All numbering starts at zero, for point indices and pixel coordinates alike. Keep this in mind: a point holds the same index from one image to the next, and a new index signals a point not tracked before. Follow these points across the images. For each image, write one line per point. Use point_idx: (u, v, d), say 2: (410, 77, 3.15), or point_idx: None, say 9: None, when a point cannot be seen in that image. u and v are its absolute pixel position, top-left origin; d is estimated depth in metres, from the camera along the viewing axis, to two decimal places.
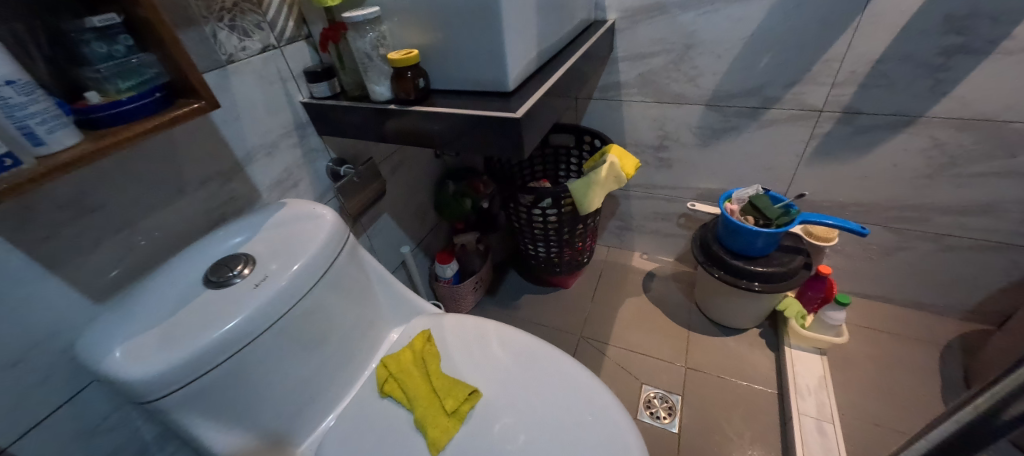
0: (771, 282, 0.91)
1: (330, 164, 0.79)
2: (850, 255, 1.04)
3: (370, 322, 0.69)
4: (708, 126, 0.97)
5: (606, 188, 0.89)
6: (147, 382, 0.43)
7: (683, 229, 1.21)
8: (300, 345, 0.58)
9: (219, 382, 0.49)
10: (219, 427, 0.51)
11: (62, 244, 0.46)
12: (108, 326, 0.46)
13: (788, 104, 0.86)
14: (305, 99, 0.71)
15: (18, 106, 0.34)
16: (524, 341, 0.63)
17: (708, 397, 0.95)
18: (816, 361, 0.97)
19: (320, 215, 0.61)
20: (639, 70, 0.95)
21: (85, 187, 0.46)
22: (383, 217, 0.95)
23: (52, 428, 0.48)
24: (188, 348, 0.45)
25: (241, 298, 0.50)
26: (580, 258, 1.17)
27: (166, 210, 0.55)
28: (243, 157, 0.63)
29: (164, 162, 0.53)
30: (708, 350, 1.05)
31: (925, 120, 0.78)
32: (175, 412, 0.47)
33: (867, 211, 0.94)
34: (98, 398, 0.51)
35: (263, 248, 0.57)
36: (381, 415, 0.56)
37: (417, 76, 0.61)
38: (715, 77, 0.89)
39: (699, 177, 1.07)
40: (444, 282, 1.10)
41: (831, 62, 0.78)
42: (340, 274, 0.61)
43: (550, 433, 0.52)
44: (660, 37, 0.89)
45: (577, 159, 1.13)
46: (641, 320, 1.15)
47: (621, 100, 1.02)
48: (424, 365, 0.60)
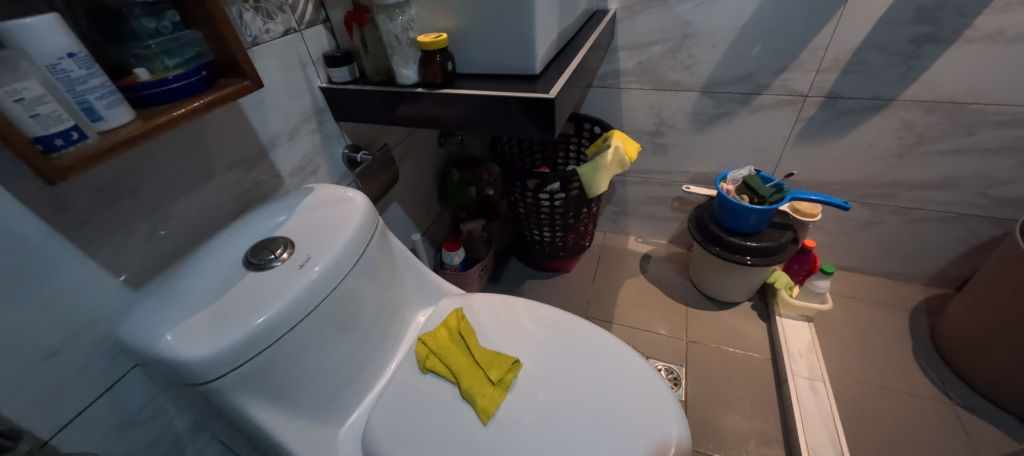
0: (763, 256, 0.98)
1: (346, 151, 0.79)
2: (829, 231, 1.14)
3: (399, 304, 0.70)
4: (703, 112, 1.03)
5: (611, 172, 0.93)
6: (205, 362, 0.43)
7: (676, 212, 1.27)
8: (341, 327, 0.58)
9: (269, 363, 0.49)
10: (269, 409, 0.51)
11: (100, 230, 0.44)
12: (153, 313, 0.46)
13: (776, 90, 0.93)
14: (323, 84, 0.71)
15: (78, 80, 0.33)
16: (555, 315, 0.67)
17: (710, 366, 1.02)
18: (803, 328, 1.06)
19: (351, 199, 0.61)
20: (638, 58, 0.99)
21: (123, 169, 0.45)
22: (394, 206, 0.95)
23: (94, 418, 0.47)
24: (242, 328, 0.45)
25: (287, 279, 0.50)
26: (582, 242, 1.21)
27: (197, 195, 0.54)
28: (268, 142, 0.63)
29: (195, 145, 0.52)
30: (706, 323, 1.13)
31: (897, 103, 0.87)
32: (229, 393, 0.46)
33: (845, 189, 1.03)
34: (135, 387, 0.50)
35: (298, 232, 0.57)
36: (426, 389, 0.59)
37: (445, 60, 0.63)
38: (710, 65, 0.94)
39: (693, 161, 1.13)
40: (452, 269, 1.10)
41: (817, 50, 0.85)
42: (373, 256, 0.62)
43: (592, 396, 0.55)
44: (658, 27, 0.93)
45: (576, 146, 1.16)
46: (641, 299, 1.21)
47: (620, 88, 1.06)
48: (462, 340, 0.63)
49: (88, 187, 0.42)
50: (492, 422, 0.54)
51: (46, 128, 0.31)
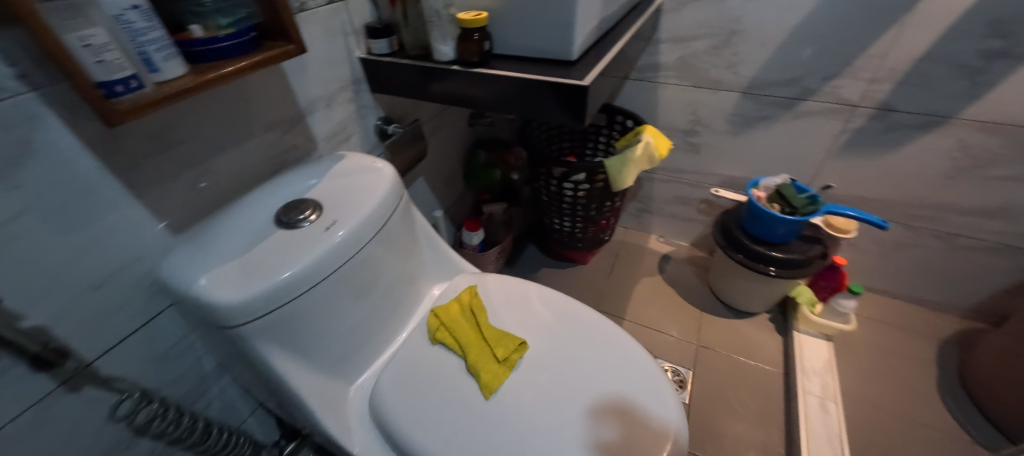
0: (787, 267, 0.95)
1: (378, 122, 0.81)
2: (863, 249, 1.09)
3: (416, 276, 0.72)
4: (742, 114, 0.99)
5: (639, 167, 0.91)
6: (234, 308, 0.46)
7: (702, 215, 1.25)
8: (359, 291, 0.60)
9: (291, 316, 0.51)
10: (288, 359, 0.54)
11: (148, 176, 0.47)
12: (191, 258, 0.49)
13: (823, 97, 0.89)
14: (363, 55, 0.72)
15: (140, 32, 0.35)
16: (565, 302, 0.68)
17: (718, 372, 1.01)
18: (821, 346, 1.03)
19: (379, 169, 0.63)
20: (680, 53, 0.96)
21: (172, 121, 0.48)
22: (419, 181, 0.97)
23: (132, 348, 0.51)
24: (268, 281, 0.48)
25: (313, 239, 0.52)
26: (602, 235, 1.21)
27: (236, 151, 0.57)
28: (305, 107, 0.65)
29: (238, 104, 0.55)
30: (719, 330, 1.11)
31: (955, 122, 0.81)
32: (252, 339, 0.49)
33: (886, 207, 0.98)
34: (170, 324, 0.54)
35: (327, 196, 0.59)
36: (435, 359, 0.62)
37: (483, 39, 0.63)
38: (755, 65, 0.91)
39: (725, 164, 1.10)
40: (470, 248, 1.12)
41: (873, 58, 0.80)
42: (395, 228, 0.64)
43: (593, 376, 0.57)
44: (705, 22, 0.90)
45: (606, 139, 1.15)
46: (656, 298, 1.20)
47: (657, 82, 1.04)
48: (473, 317, 0.65)
49: (140, 134, 0.45)
50: (494, 397, 0.56)
51: (109, 75, 0.33)
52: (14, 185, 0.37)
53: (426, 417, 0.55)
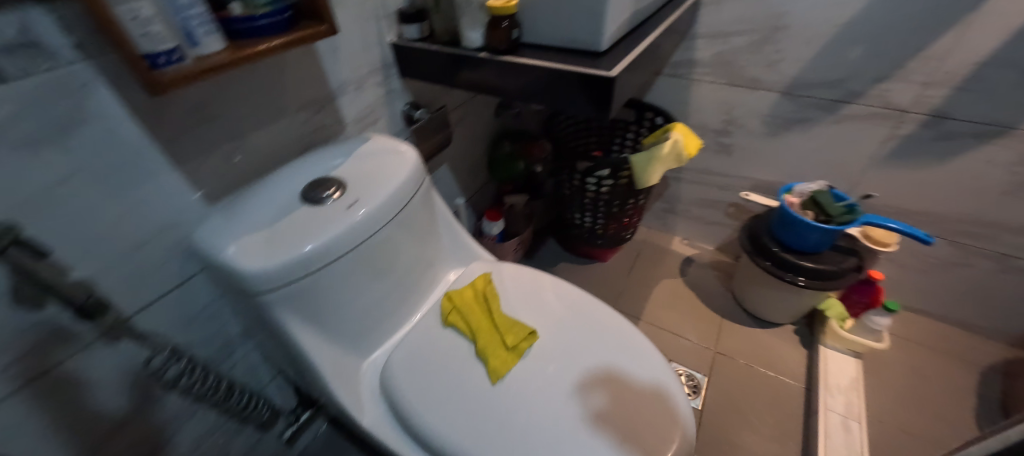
0: (818, 278, 0.91)
1: (406, 107, 0.82)
2: (904, 265, 1.02)
3: (433, 260, 0.73)
4: (779, 115, 0.95)
5: (665, 166, 0.89)
6: (258, 276, 0.48)
7: (730, 218, 1.20)
8: (377, 270, 0.62)
9: (310, 288, 0.53)
10: (305, 329, 0.56)
11: (187, 147, 0.50)
12: (222, 227, 0.52)
13: (871, 100, 0.83)
14: (394, 40, 0.73)
15: (183, 7, 0.37)
16: (579, 295, 0.68)
17: (734, 381, 0.98)
18: (849, 363, 0.98)
19: (403, 152, 0.64)
20: (717, 48, 0.93)
21: (211, 95, 0.50)
22: (442, 168, 0.99)
23: (166, 307, 0.55)
24: (290, 253, 0.50)
25: (335, 216, 0.54)
26: (623, 233, 1.18)
27: (269, 128, 0.59)
28: (336, 88, 0.67)
29: (272, 83, 0.57)
30: (740, 338, 1.07)
31: (1019, 133, 0.75)
32: (273, 307, 0.51)
33: (932, 222, 0.92)
34: (201, 288, 0.58)
35: (351, 175, 0.60)
36: (445, 341, 0.63)
37: (512, 27, 0.63)
38: (798, 63, 0.86)
39: (758, 167, 1.06)
40: (489, 238, 1.12)
41: (929, 60, 0.75)
42: (415, 211, 0.65)
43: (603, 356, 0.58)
44: (746, 17, 0.86)
45: (634, 135, 1.12)
46: (675, 301, 1.17)
47: (691, 79, 1.01)
48: (485, 303, 0.66)
49: (181, 106, 0.48)
50: (500, 383, 0.56)
51: (153, 47, 0.35)
52: (68, 147, 0.40)
53: (437, 393, 0.57)
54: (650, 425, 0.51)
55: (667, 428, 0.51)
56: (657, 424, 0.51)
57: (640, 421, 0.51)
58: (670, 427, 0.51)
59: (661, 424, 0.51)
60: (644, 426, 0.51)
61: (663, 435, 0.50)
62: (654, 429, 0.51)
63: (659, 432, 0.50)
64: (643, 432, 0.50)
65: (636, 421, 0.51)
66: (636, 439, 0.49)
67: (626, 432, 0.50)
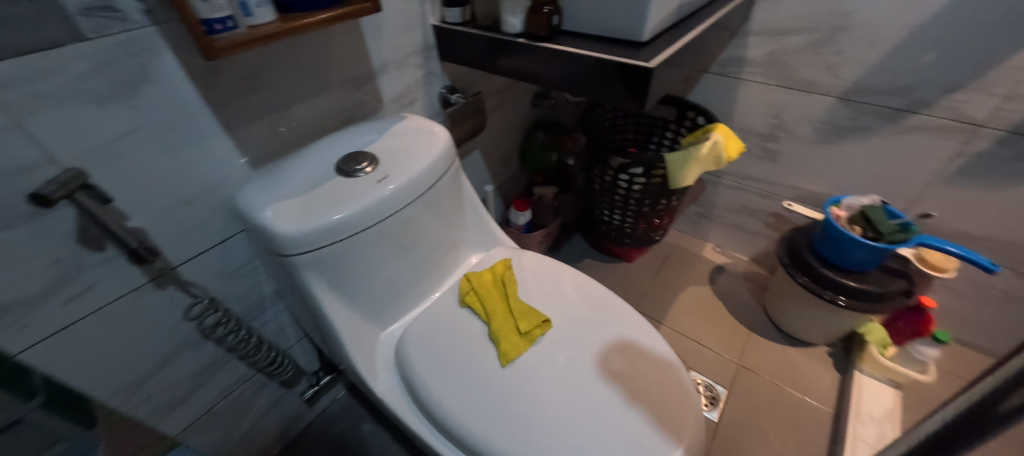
0: (859, 299, 0.85)
1: (443, 90, 0.83)
2: (962, 295, 0.94)
3: (456, 242, 0.75)
4: (833, 122, 0.89)
5: (702, 168, 0.85)
6: (290, 238, 0.51)
7: (768, 229, 1.15)
8: (402, 245, 0.64)
9: (337, 256, 0.56)
10: (330, 295, 0.59)
11: (236, 113, 0.53)
12: (262, 191, 0.55)
13: (940, 111, 0.76)
14: (436, 23, 0.74)
15: None
16: (598, 289, 0.68)
17: (756, 397, 0.94)
18: (887, 393, 0.91)
19: (435, 133, 0.65)
20: (770, 47, 0.88)
21: (261, 66, 0.53)
22: (475, 154, 1.00)
23: (209, 261, 0.59)
24: (321, 220, 0.52)
25: (366, 189, 0.56)
26: (652, 235, 1.15)
27: (312, 101, 0.62)
28: (377, 67, 0.69)
29: (318, 58, 0.60)
30: (767, 354, 1.03)
31: None
32: (302, 270, 0.54)
33: (1001, 250, 0.83)
34: (241, 246, 0.62)
35: (384, 151, 0.62)
36: (461, 320, 0.64)
37: (552, 13, 0.63)
38: (859, 67, 0.80)
39: (804, 176, 1.00)
40: (515, 228, 1.13)
41: (1014, 69, 0.67)
42: (442, 191, 0.66)
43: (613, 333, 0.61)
44: (805, 14, 0.81)
45: (672, 134, 1.08)
46: (700, 309, 1.13)
47: (739, 78, 0.96)
48: (503, 288, 0.67)
49: (234, 74, 0.51)
50: (510, 366, 0.57)
51: (210, 14, 0.38)
52: (133, 104, 0.44)
53: (450, 365, 0.58)
54: (659, 391, 0.54)
55: (674, 393, 0.54)
56: (665, 391, 0.54)
57: (650, 387, 0.54)
58: (677, 394, 0.54)
59: (668, 391, 0.54)
60: (654, 391, 0.54)
61: (671, 401, 0.53)
62: (663, 395, 0.53)
63: (668, 398, 0.53)
64: (653, 397, 0.53)
65: (647, 388, 0.54)
66: (648, 404, 0.52)
67: (637, 397, 0.53)
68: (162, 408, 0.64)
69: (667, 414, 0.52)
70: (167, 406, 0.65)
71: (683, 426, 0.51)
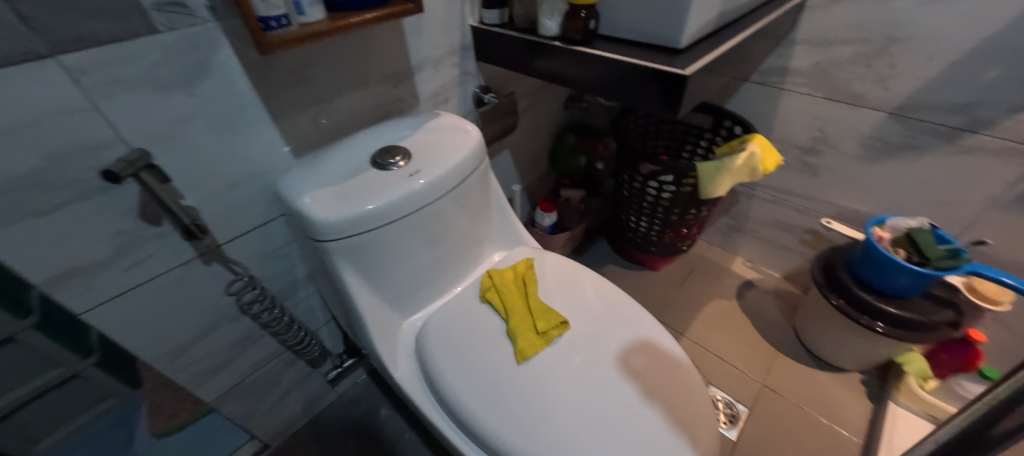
0: (899, 327, 0.80)
1: (477, 90, 0.85)
2: (1017, 331, 0.87)
3: (481, 238, 0.76)
4: (882, 139, 0.84)
5: (736, 179, 0.83)
6: (326, 225, 0.54)
7: (804, 246, 1.10)
8: (428, 238, 0.66)
9: (367, 244, 0.58)
10: (358, 281, 0.62)
11: (282, 104, 0.57)
12: (302, 179, 0.58)
13: (1003, 132, 0.71)
14: (474, 23, 0.76)
15: None
16: (619, 294, 0.68)
17: (779, 419, 0.91)
18: (925, 429, 0.85)
19: (467, 131, 0.67)
20: (817, 57, 0.85)
21: (308, 61, 0.57)
22: (504, 153, 1.01)
23: (250, 241, 0.63)
24: (355, 209, 0.55)
25: (398, 182, 0.58)
26: (679, 244, 1.13)
27: (352, 96, 0.65)
28: (415, 65, 0.71)
29: (361, 54, 0.62)
30: (793, 376, 0.99)
31: None
32: (334, 256, 0.57)
33: None
34: (279, 229, 0.66)
35: (416, 147, 0.64)
36: (481, 315, 0.66)
37: (589, 18, 0.63)
38: (914, 81, 0.76)
39: (847, 193, 0.95)
40: (540, 229, 1.14)
41: None
42: (471, 188, 0.68)
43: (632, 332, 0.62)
44: (857, 24, 0.77)
45: (707, 143, 1.06)
46: (725, 323, 1.10)
47: (782, 89, 0.93)
48: (523, 287, 0.68)
49: (283, 68, 0.54)
50: (525, 364, 0.58)
51: (267, 12, 0.41)
52: (193, 93, 0.48)
53: (468, 358, 0.60)
54: (674, 392, 0.55)
55: (687, 394, 0.55)
56: (679, 391, 0.55)
57: (666, 392, 0.55)
58: (691, 396, 0.55)
59: (682, 391, 0.55)
60: (669, 391, 0.55)
61: (685, 402, 0.54)
62: (676, 395, 0.55)
63: (682, 399, 0.54)
64: (668, 396, 0.54)
65: (662, 388, 0.55)
66: (663, 403, 0.53)
67: (653, 396, 0.54)
68: (200, 375, 0.69)
69: (680, 414, 0.53)
70: (204, 374, 0.69)
71: (696, 427, 0.52)
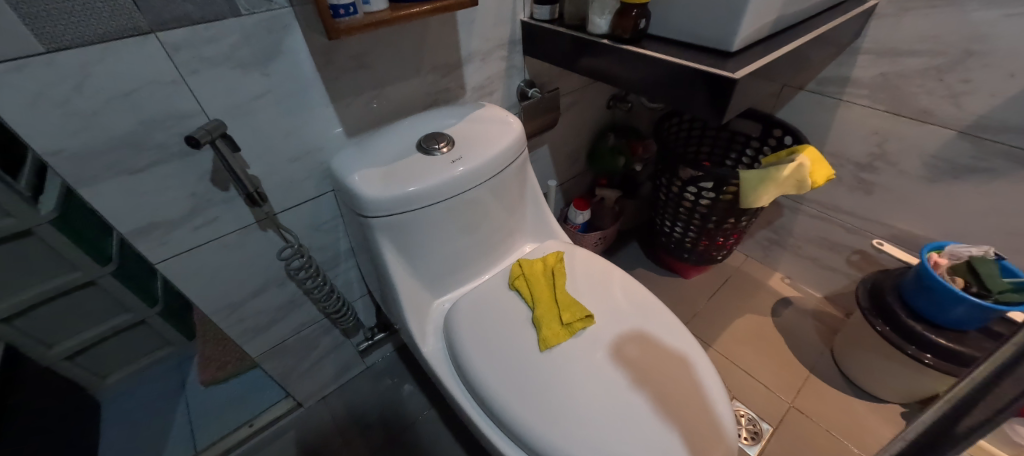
0: (950, 361, 0.75)
1: (522, 84, 0.86)
2: None
3: (515, 229, 0.78)
4: (949, 159, 0.78)
5: (781, 190, 0.80)
6: (371, 202, 0.57)
7: (851, 267, 1.04)
8: (464, 224, 0.68)
9: (407, 223, 0.62)
10: (395, 258, 0.65)
11: (342, 87, 0.61)
12: (354, 158, 0.62)
13: None
14: (525, 18, 0.78)
15: None
16: (646, 296, 0.68)
17: (806, 443, 0.87)
18: None
19: (509, 123, 0.69)
20: (882, 68, 0.80)
21: (368, 48, 0.60)
22: (542, 148, 1.02)
23: (303, 212, 0.68)
24: (398, 189, 0.58)
25: (440, 167, 0.61)
26: (714, 254, 1.10)
27: (405, 83, 0.68)
28: (465, 56, 0.74)
29: (416, 44, 0.66)
30: (826, 400, 0.94)
31: None
32: (376, 232, 0.61)
33: None
34: (329, 204, 0.71)
35: (460, 135, 0.67)
36: (508, 302, 0.68)
37: (640, 17, 0.63)
38: (991, 99, 0.70)
39: (904, 214, 0.89)
40: (572, 226, 1.14)
41: None
42: (508, 179, 0.69)
43: (651, 330, 0.62)
44: (931, 34, 0.72)
45: (753, 152, 1.02)
46: (756, 339, 1.07)
47: (840, 100, 0.88)
48: (551, 278, 0.69)
49: (346, 54, 0.58)
50: (547, 352, 0.60)
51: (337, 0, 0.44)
52: (266, 72, 0.53)
53: (492, 341, 0.62)
54: (684, 387, 0.55)
55: (701, 390, 0.55)
56: (695, 390, 0.55)
57: (682, 397, 0.54)
58: (703, 393, 0.55)
59: (692, 385, 0.56)
60: (684, 393, 0.55)
61: (695, 395, 0.55)
62: (687, 388, 0.55)
63: (693, 394, 0.55)
64: (678, 389, 0.55)
65: (673, 383, 0.55)
66: (673, 398, 0.54)
67: (663, 389, 0.55)
68: (247, 332, 0.75)
69: (694, 417, 0.53)
70: (251, 331, 0.76)
71: (704, 422, 0.52)
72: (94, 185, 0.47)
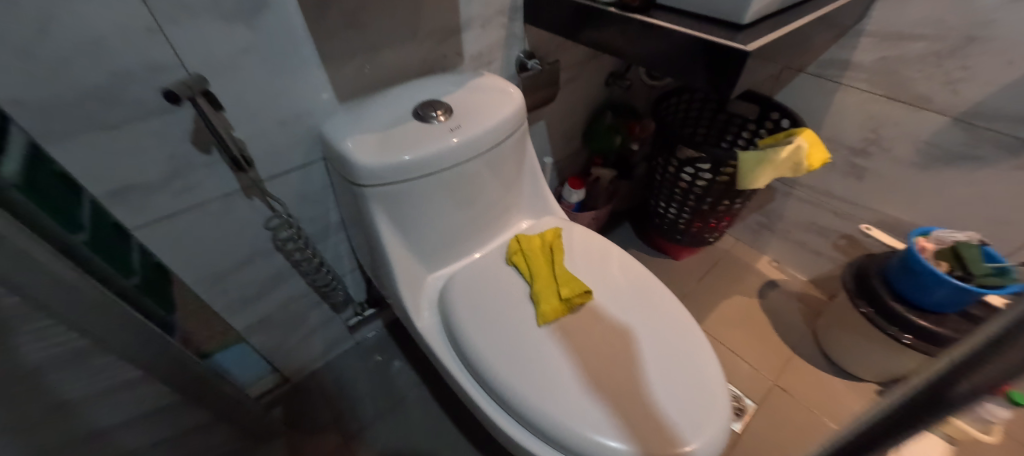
0: (927, 341, 0.78)
1: (521, 55, 0.83)
2: None
3: (511, 204, 0.77)
4: (942, 146, 0.80)
5: (777, 172, 0.80)
6: (366, 170, 0.55)
7: (837, 251, 1.07)
8: (462, 196, 0.66)
9: (402, 194, 0.59)
10: (389, 230, 0.63)
11: (334, 48, 0.57)
12: (346, 124, 0.59)
13: None
14: None
15: None
16: (643, 273, 0.67)
17: (787, 418, 0.91)
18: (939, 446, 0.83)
19: (509, 93, 0.67)
20: (883, 52, 0.80)
21: (362, 6, 0.56)
22: (539, 124, 1.00)
23: (292, 181, 0.65)
24: (394, 157, 0.56)
25: (438, 135, 0.59)
26: (706, 235, 1.11)
27: (400, 46, 0.65)
28: (464, 21, 0.70)
29: (413, 4, 0.62)
30: (807, 378, 0.98)
31: None
32: (371, 202, 0.59)
33: None
34: (319, 172, 0.68)
35: (458, 103, 0.64)
36: (507, 277, 0.67)
37: None
38: (987, 87, 0.71)
39: (892, 200, 0.91)
40: (567, 205, 1.13)
41: None
42: (506, 151, 0.67)
43: (650, 312, 0.62)
44: (935, 18, 0.72)
45: (749, 134, 1.02)
46: (743, 320, 1.09)
47: (840, 83, 0.88)
48: (550, 255, 0.68)
49: (339, 10, 0.55)
50: (545, 327, 0.59)
51: None
52: (251, 25, 0.49)
53: (489, 316, 0.61)
54: (679, 364, 0.56)
55: (697, 368, 0.56)
56: (690, 368, 0.56)
57: (678, 375, 0.55)
58: (699, 371, 0.56)
59: (688, 363, 0.56)
60: (681, 371, 0.55)
61: (692, 372, 0.55)
62: (683, 366, 0.56)
63: (689, 379, 0.55)
64: (674, 366, 0.56)
65: (670, 368, 0.55)
66: (669, 376, 0.54)
67: (658, 373, 0.55)
68: (233, 304, 0.73)
69: (690, 393, 0.53)
70: (238, 303, 0.73)
71: (699, 398, 0.53)
72: (62, 142, 0.43)
